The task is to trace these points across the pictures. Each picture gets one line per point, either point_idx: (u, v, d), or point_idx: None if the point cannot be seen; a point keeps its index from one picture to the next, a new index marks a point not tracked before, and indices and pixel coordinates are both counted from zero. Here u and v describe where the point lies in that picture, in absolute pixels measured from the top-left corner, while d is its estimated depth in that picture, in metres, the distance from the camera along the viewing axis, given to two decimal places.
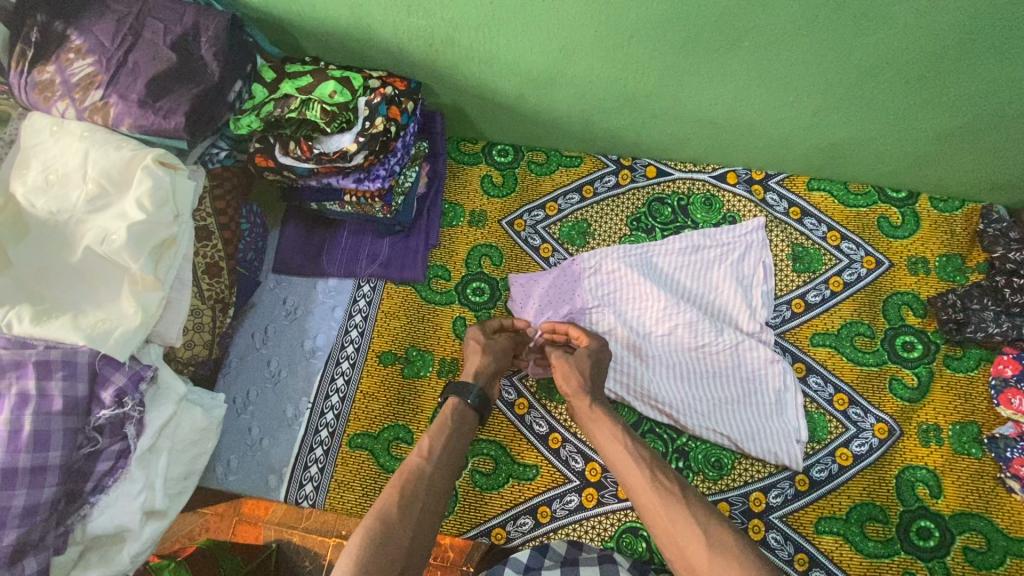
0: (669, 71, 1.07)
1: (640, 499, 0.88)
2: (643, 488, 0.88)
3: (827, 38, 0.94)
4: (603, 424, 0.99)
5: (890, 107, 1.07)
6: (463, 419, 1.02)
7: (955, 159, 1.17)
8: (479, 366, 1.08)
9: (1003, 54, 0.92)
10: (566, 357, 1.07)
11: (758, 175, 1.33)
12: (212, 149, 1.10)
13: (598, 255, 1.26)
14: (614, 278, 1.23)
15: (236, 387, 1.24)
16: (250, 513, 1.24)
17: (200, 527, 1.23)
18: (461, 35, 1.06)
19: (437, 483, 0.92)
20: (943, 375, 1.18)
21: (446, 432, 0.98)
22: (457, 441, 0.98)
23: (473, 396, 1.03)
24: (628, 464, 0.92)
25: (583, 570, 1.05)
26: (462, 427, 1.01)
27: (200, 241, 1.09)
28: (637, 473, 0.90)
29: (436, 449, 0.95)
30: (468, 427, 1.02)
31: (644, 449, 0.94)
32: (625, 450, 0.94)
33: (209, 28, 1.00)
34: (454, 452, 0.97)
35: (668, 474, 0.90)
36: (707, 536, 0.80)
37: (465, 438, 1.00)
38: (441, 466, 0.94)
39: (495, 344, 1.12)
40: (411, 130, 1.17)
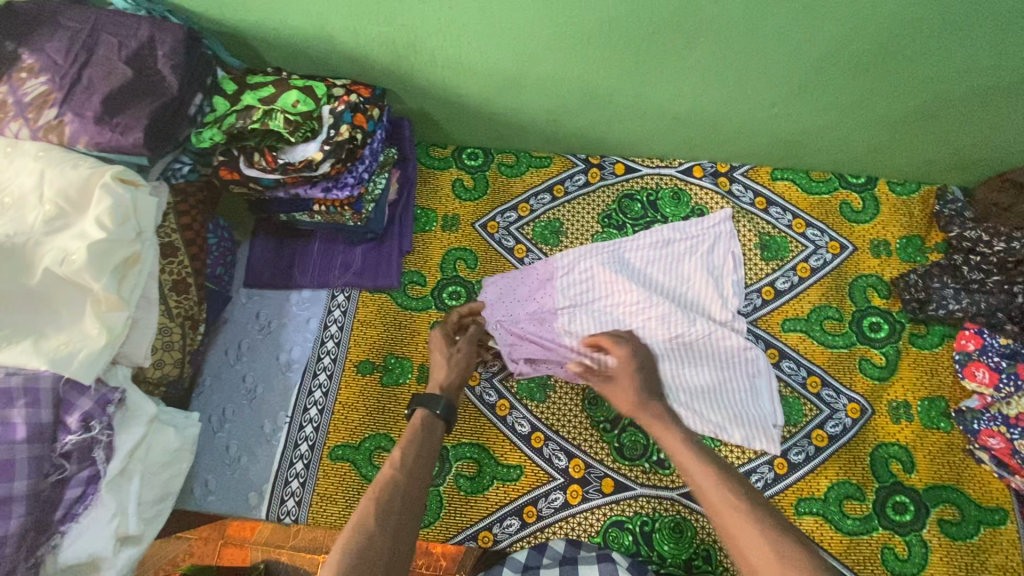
0: (630, 69, 1.09)
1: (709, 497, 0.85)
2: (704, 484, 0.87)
3: (779, 31, 0.97)
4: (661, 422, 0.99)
5: (842, 97, 1.11)
6: (432, 430, 1.02)
7: (908, 143, 1.21)
8: (445, 380, 1.10)
9: (941, 40, 0.96)
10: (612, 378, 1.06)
11: (723, 167, 1.36)
12: (175, 163, 1.08)
13: (573, 256, 1.26)
14: (585, 280, 1.23)
15: (212, 405, 1.22)
16: (236, 535, 1.27)
17: (184, 552, 1.25)
18: (423, 41, 1.07)
19: (411, 495, 0.91)
20: (910, 353, 1.21)
21: (416, 444, 0.98)
22: (428, 451, 0.98)
23: (441, 408, 1.03)
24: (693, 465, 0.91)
25: (583, 569, 1.05)
26: (431, 438, 1.00)
27: (166, 258, 1.06)
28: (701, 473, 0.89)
29: (408, 460, 0.95)
30: (438, 439, 1.02)
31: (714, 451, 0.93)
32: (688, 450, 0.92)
33: (165, 42, 0.99)
34: (424, 465, 0.96)
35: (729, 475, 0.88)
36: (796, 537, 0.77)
37: (436, 449, 1.00)
38: (412, 477, 0.93)
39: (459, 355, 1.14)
40: (378, 136, 1.17)
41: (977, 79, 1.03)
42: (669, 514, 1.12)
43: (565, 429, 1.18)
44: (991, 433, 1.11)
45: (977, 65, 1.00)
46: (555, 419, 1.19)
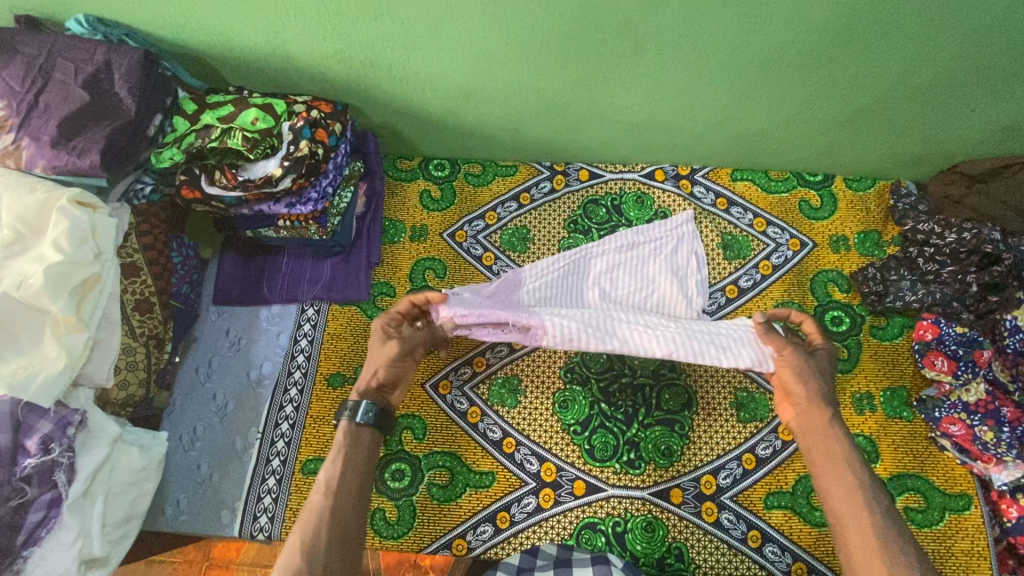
0: (584, 77, 1.11)
1: (838, 507, 0.92)
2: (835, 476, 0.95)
3: (722, 35, 1.00)
4: (818, 416, 1.00)
5: (791, 97, 1.14)
6: (358, 443, 1.01)
7: (860, 141, 1.24)
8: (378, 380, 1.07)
9: (877, 40, 1.00)
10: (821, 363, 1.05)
11: (684, 170, 1.38)
12: (137, 184, 1.10)
13: (542, 263, 1.25)
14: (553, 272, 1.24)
15: (183, 424, 1.21)
16: (223, 557, 1.36)
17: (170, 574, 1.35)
18: (379, 56, 1.09)
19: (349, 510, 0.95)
20: (871, 344, 1.24)
21: (347, 456, 0.99)
22: (353, 466, 0.98)
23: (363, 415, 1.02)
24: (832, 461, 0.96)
25: (578, 569, 1.04)
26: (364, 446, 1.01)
27: (128, 278, 1.06)
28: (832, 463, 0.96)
29: (333, 482, 0.96)
30: (368, 449, 1.02)
31: (856, 458, 0.96)
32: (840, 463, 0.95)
33: (121, 65, 1.00)
34: (357, 475, 0.98)
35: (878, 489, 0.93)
36: (887, 564, 0.84)
37: (364, 461, 1.00)
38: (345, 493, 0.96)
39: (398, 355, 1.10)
40: (342, 151, 1.18)
41: (918, 75, 1.07)
42: (640, 514, 1.13)
43: (537, 433, 1.18)
44: (952, 420, 1.13)
45: (915, 63, 1.04)
46: (525, 424, 1.19)
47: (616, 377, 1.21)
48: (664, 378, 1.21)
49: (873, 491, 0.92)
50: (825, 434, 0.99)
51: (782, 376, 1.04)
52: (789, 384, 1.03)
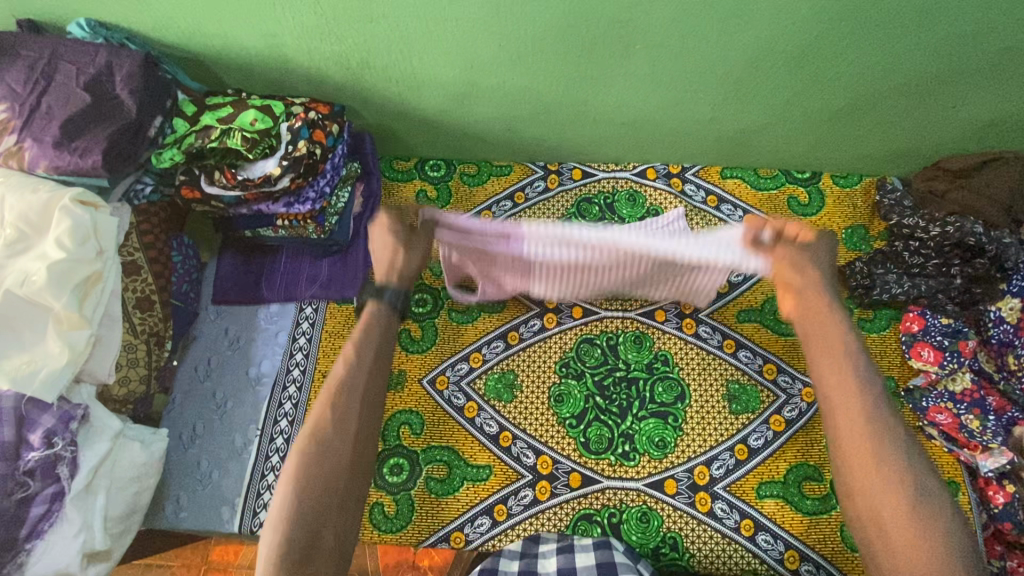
0: (576, 77, 1.14)
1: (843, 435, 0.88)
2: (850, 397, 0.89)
3: (709, 35, 1.03)
4: (833, 334, 0.95)
5: (777, 96, 1.17)
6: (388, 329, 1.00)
7: (845, 138, 1.28)
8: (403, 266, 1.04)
9: (858, 39, 1.03)
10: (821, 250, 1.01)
11: (675, 169, 1.41)
12: (137, 184, 1.11)
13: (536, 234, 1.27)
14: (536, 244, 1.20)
15: (183, 421, 1.23)
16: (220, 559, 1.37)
17: None
18: (375, 58, 1.11)
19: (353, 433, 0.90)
20: (859, 337, 1.26)
21: (346, 381, 0.93)
22: (375, 369, 0.95)
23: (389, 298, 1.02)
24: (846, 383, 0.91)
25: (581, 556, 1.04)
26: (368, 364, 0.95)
27: (129, 276, 1.08)
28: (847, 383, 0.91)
29: (353, 391, 0.92)
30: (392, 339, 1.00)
31: (871, 377, 0.91)
32: (851, 380, 0.90)
33: (122, 68, 1.02)
34: (361, 396, 0.92)
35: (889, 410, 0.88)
36: (890, 487, 0.83)
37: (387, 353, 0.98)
38: (347, 419, 0.90)
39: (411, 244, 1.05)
40: (339, 151, 1.20)
41: (899, 73, 1.10)
42: (636, 505, 1.14)
43: (533, 427, 1.20)
44: (938, 409, 1.16)
45: (896, 61, 1.07)
46: (521, 418, 1.21)
47: (610, 371, 1.24)
48: (657, 371, 1.24)
49: (887, 419, 0.88)
50: (833, 353, 0.93)
51: (780, 269, 1.00)
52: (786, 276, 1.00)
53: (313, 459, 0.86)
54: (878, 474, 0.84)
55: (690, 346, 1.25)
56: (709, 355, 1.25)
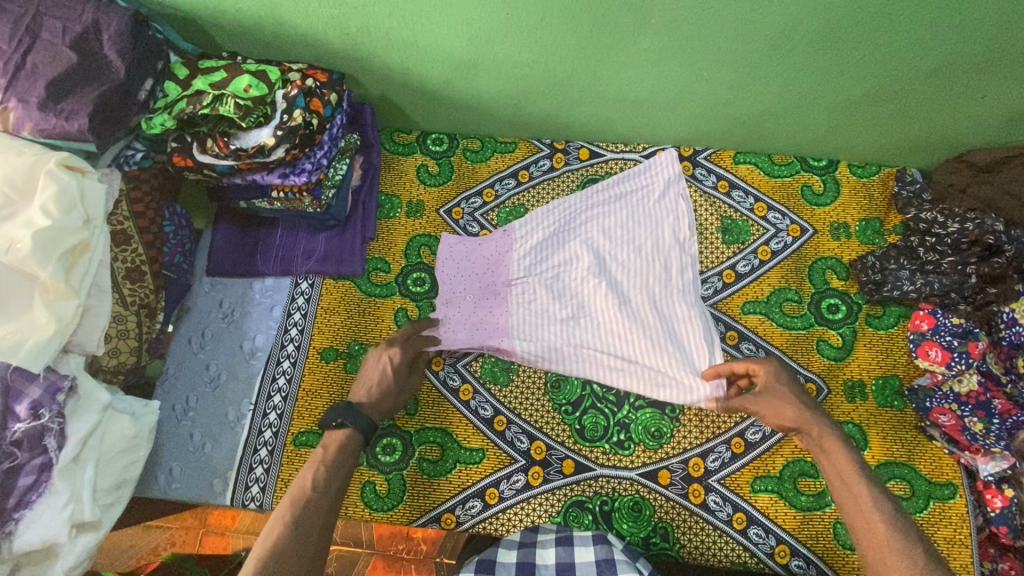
0: (587, 51, 1.08)
1: (884, 561, 0.90)
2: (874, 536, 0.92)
3: (731, 10, 0.97)
4: (840, 462, 1.00)
5: (799, 79, 1.11)
6: (352, 452, 1.04)
7: (866, 125, 1.22)
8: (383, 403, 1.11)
9: (888, 20, 0.97)
10: (781, 403, 1.07)
11: (686, 151, 1.36)
12: (127, 150, 1.08)
13: (530, 219, 1.30)
14: (545, 243, 1.27)
15: (175, 394, 1.22)
16: (217, 524, 1.39)
17: (165, 542, 1.37)
18: (376, 23, 1.06)
19: (309, 557, 0.91)
20: (866, 333, 1.23)
21: (309, 503, 0.95)
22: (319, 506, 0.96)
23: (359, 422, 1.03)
24: (862, 522, 0.94)
25: (579, 549, 1.04)
26: (327, 490, 0.98)
27: (119, 246, 1.05)
28: (861, 518, 0.94)
29: (298, 526, 0.92)
30: (354, 458, 1.04)
31: (882, 499, 0.95)
32: (868, 509, 0.94)
33: (110, 25, 0.98)
34: (319, 525, 0.95)
35: (910, 535, 0.91)
36: None
37: (348, 476, 1.02)
38: (307, 544, 0.91)
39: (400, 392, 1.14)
40: (337, 121, 1.16)
41: (930, 59, 1.04)
42: (629, 494, 1.14)
43: (528, 412, 1.19)
44: (942, 411, 1.13)
45: (928, 45, 1.01)
46: (517, 403, 1.19)
47: None
48: None
49: (906, 541, 0.90)
50: (854, 484, 0.97)
51: (766, 409, 1.08)
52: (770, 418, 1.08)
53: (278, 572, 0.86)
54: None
55: None
56: None
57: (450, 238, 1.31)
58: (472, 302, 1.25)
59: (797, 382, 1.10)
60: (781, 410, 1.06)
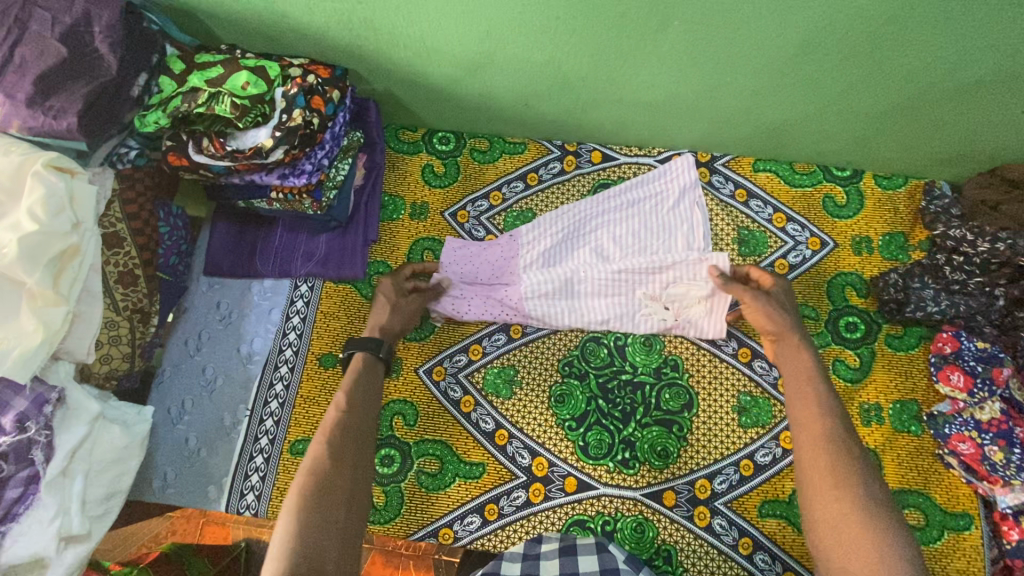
0: (604, 52, 1.03)
1: (811, 455, 0.93)
2: (811, 436, 0.94)
3: (759, 15, 0.91)
4: (801, 366, 1.03)
5: (827, 87, 1.05)
6: (373, 370, 1.05)
7: (896, 136, 1.15)
8: (388, 323, 1.11)
9: (928, 28, 0.91)
10: (767, 306, 1.09)
11: (703, 157, 1.30)
12: (120, 148, 1.03)
13: (537, 225, 1.25)
14: (552, 249, 1.23)
15: (171, 397, 1.19)
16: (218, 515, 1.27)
17: (167, 530, 1.26)
18: (382, 19, 1.00)
19: (350, 473, 0.90)
20: (885, 354, 1.18)
21: (342, 419, 0.96)
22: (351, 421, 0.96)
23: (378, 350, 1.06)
24: (810, 424, 0.96)
25: (583, 559, 1.01)
26: (357, 409, 0.98)
27: (111, 249, 1.01)
28: (812, 420, 0.96)
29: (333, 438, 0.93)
30: (379, 377, 1.05)
31: (834, 410, 0.97)
32: (817, 410, 0.97)
33: (101, 17, 0.93)
34: (355, 436, 0.95)
35: (853, 448, 0.92)
36: (857, 526, 0.84)
37: (376, 389, 1.03)
38: (345, 453, 0.92)
39: (401, 311, 1.13)
40: (340, 120, 1.11)
41: (969, 71, 0.98)
42: (632, 514, 1.10)
43: (530, 427, 1.15)
44: (961, 438, 1.09)
45: (969, 56, 0.95)
46: (519, 417, 1.16)
47: (615, 373, 1.18)
48: (665, 377, 1.17)
49: (846, 450, 0.92)
50: (813, 393, 0.99)
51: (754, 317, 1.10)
52: (760, 323, 1.09)
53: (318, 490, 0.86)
54: (825, 480, 0.90)
55: (702, 352, 1.19)
56: (722, 363, 1.18)
57: (454, 242, 1.25)
58: (481, 304, 1.20)
59: (793, 302, 1.11)
60: (767, 318, 1.08)
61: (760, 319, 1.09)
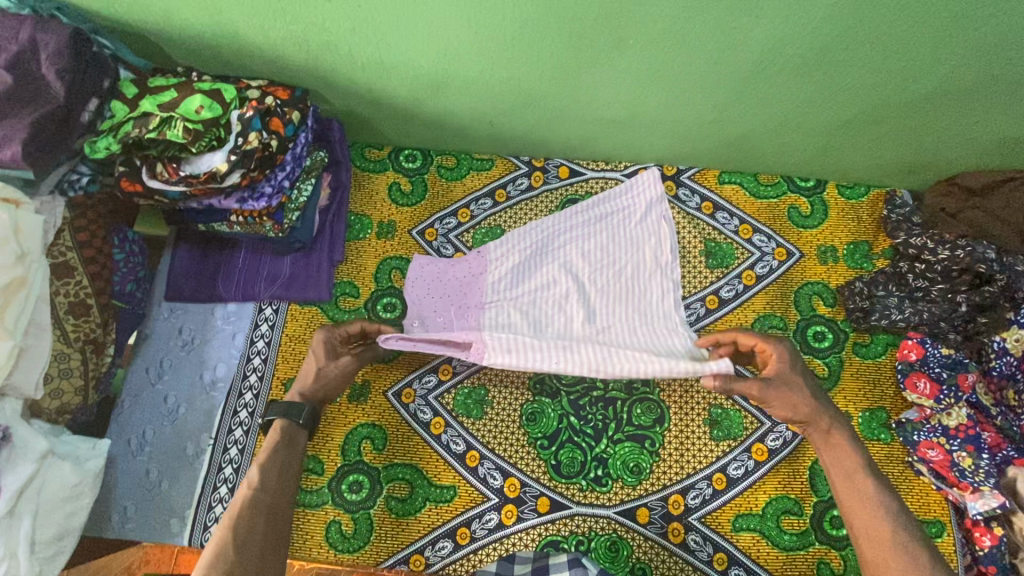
0: (563, 70, 1.03)
1: (877, 557, 0.88)
2: (880, 542, 0.88)
3: (712, 31, 0.92)
4: (846, 457, 0.96)
5: (785, 101, 1.06)
6: (293, 442, 0.98)
7: (856, 146, 1.16)
8: (310, 390, 1.02)
9: (876, 43, 0.92)
10: (785, 382, 0.99)
11: (669, 170, 1.31)
12: (72, 174, 1.01)
13: (507, 240, 1.23)
14: (523, 266, 1.21)
15: (131, 428, 1.15)
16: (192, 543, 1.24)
17: (139, 560, 1.23)
18: (339, 40, 1.00)
19: (256, 567, 0.86)
20: (853, 363, 1.18)
21: (251, 502, 0.90)
22: (263, 506, 0.91)
23: (305, 417, 0.99)
24: (872, 525, 0.90)
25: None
26: (274, 487, 0.93)
27: (61, 278, 1.00)
28: (870, 521, 0.90)
29: (241, 526, 0.88)
30: (302, 448, 0.99)
31: (889, 501, 0.91)
32: (875, 514, 0.90)
33: (47, 44, 0.90)
34: (265, 520, 0.90)
35: (915, 537, 0.88)
36: None
37: (297, 461, 0.98)
38: (253, 542, 0.87)
39: (336, 370, 1.05)
40: (302, 140, 1.08)
41: (919, 83, 1.00)
42: (606, 533, 1.09)
43: (502, 447, 1.14)
44: (930, 445, 1.09)
45: (919, 68, 0.96)
46: (491, 437, 1.14)
47: (586, 390, 1.17)
48: (636, 392, 1.17)
49: (909, 545, 0.87)
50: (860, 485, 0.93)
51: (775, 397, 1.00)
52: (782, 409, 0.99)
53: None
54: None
55: None
56: (692, 376, 1.18)
57: (421, 259, 1.23)
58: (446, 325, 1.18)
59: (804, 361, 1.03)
60: (788, 390, 0.99)
61: (788, 409, 0.99)
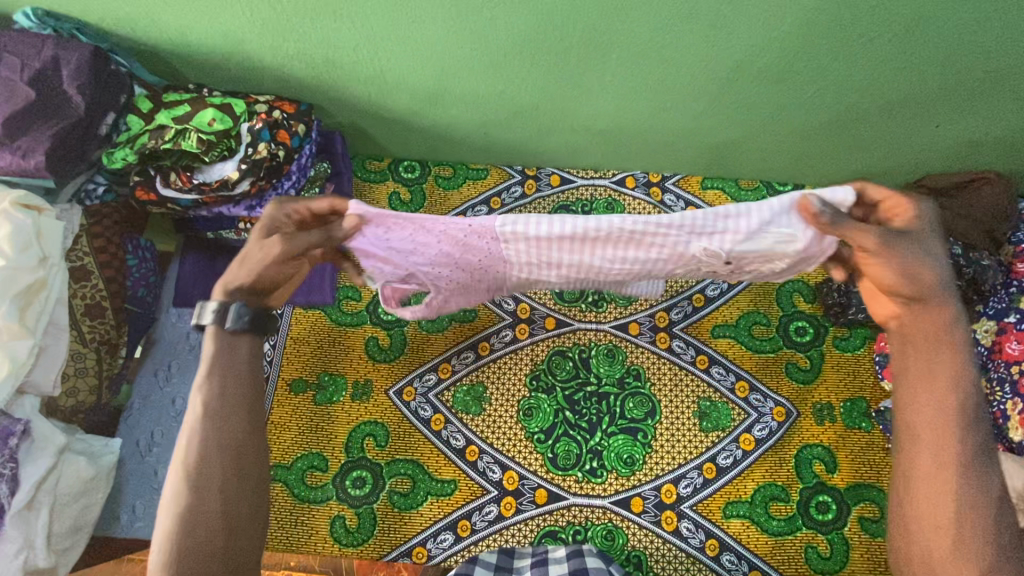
0: (552, 84, 1.10)
1: (927, 474, 0.75)
2: (939, 451, 0.75)
3: (689, 46, 1.00)
4: (946, 358, 0.78)
5: (760, 110, 1.14)
6: (236, 348, 0.82)
7: (828, 152, 1.24)
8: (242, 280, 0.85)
9: (839, 56, 1.00)
10: (894, 250, 0.80)
11: (655, 177, 1.38)
12: (89, 184, 1.08)
13: None
14: None
15: (139, 429, 1.18)
16: None
17: None
18: (343, 57, 1.06)
19: (222, 496, 0.75)
20: (833, 355, 1.24)
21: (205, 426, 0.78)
22: (216, 428, 0.77)
23: (234, 316, 0.82)
24: (941, 429, 0.75)
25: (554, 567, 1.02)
26: (226, 403, 0.79)
27: (78, 282, 1.06)
28: (935, 430, 0.76)
29: (193, 454, 0.76)
30: (255, 348, 0.84)
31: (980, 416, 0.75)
32: (946, 432, 0.75)
33: (69, 61, 0.96)
34: (223, 444, 0.77)
35: (986, 462, 0.73)
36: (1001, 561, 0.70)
37: (252, 369, 0.83)
38: (211, 471, 0.75)
39: (267, 253, 0.85)
40: (307, 152, 1.14)
41: (882, 92, 1.08)
42: (601, 523, 1.13)
43: (500, 442, 1.18)
44: None
45: (881, 78, 1.04)
46: (489, 432, 1.19)
47: (581, 385, 1.22)
48: (628, 386, 1.22)
49: (974, 463, 0.73)
50: (946, 392, 0.76)
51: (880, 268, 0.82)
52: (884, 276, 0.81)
53: (184, 534, 0.72)
54: (942, 524, 0.72)
55: (662, 361, 1.24)
56: (681, 370, 1.23)
57: None
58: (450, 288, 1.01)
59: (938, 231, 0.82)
60: (898, 259, 0.80)
61: (904, 276, 0.80)
